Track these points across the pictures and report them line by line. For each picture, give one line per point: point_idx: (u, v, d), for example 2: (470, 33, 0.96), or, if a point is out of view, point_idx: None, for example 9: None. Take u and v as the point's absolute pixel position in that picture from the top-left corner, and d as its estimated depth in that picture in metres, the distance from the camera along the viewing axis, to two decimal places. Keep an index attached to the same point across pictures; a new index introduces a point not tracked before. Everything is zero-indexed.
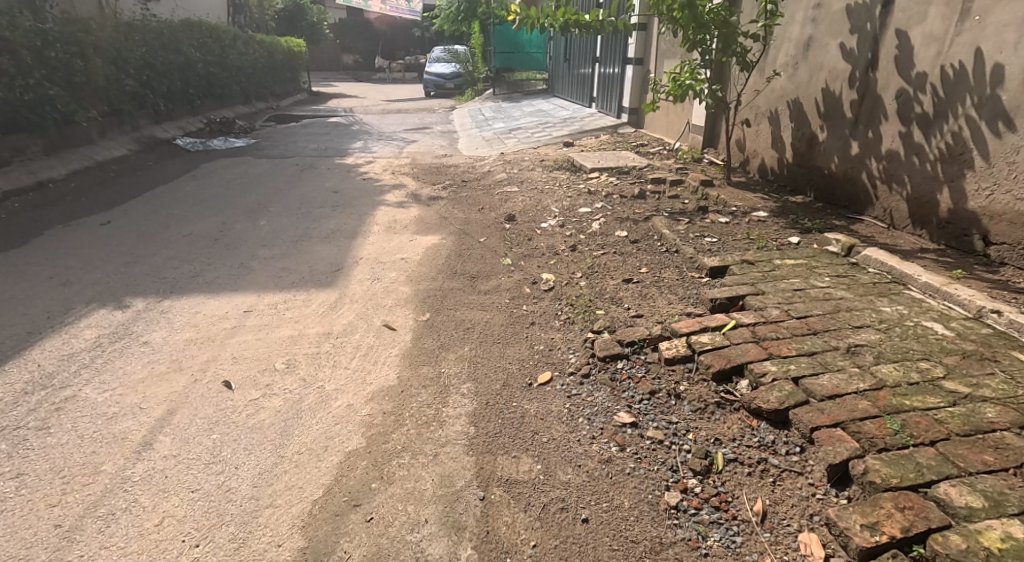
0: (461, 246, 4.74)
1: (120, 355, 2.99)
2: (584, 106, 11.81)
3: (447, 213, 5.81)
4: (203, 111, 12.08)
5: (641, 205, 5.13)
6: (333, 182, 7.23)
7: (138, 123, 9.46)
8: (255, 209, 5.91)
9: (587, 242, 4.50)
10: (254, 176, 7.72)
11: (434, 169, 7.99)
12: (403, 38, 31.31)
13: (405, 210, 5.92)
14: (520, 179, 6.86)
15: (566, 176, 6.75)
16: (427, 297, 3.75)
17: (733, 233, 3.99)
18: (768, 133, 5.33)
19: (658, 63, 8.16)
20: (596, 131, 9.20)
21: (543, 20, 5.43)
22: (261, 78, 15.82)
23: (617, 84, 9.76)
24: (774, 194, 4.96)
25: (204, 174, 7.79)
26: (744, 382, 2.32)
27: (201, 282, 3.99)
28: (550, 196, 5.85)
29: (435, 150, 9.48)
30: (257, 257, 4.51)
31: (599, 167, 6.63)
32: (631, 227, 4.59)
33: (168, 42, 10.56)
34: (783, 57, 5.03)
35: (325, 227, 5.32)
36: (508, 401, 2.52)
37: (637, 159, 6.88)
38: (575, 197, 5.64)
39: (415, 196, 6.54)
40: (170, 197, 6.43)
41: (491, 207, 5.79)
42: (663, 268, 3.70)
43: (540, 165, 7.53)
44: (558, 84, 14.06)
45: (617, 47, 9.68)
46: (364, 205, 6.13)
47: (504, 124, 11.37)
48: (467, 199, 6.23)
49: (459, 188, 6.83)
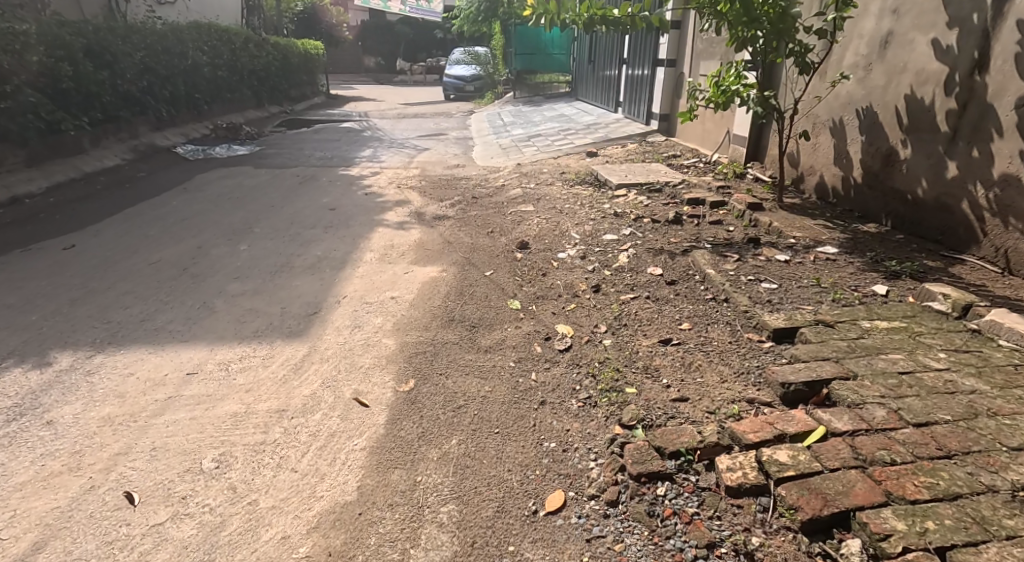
0: (463, 283, 4.05)
1: (9, 444, 2.31)
2: (609, 111, 11.03)
3: (452, 236, 5.13)
4: (210, 116, 11.59)
5: (677, 235, 4.37)
6: (333, 198, 6.60)
7: (137, 130, 8.98)
8: (241, 230, 5.29)
9: (613, 281, 3.77)
10: (251, 188, 7.14)
11: (444, 181, 7.32)
12: (423, 40, 30.86)
13: (405, 233, 5.26)
14: (536, 196, 6.15)
15: (589, 193, 6.01)
16: (415, 354, 3.06)
17: (798, 278, 3.20)
18: (830, 146, 4.53)
19: (693, 65, 7.38)
20: (622, 139, 8.43)
21: (565, 15, 4.62)
22: (275, 81, 15.35)
23: (645, 87, 8.99)
24: (840, 222, 4.14)
25: (198, 186, 7.22)
26: (855, 542, 1.54)
27: (151, 328, 3.34)
28: (570, 218, 5.12)
29: (447, 160, 8.82)
30: (226, 292, 3.85)
31: (626, 184, 5.87)
32: (666, 264, 3.84)
33: (173, 44, 10.09)
34: (852, 57, 4.22)
35: (313, 253, 4.67)
36: (502, 546, 1.80)
37: (669, 174, 6.11)
38: (599, 221, 4.91)
39: (419, 214, 5.88)
40: (151, 214, 5.84)
41: (502, 230, 5.09)
42: (711, 324, 2.94)
43: (560, 179, 6.81)
44: (582, 88, 13.31)
45: (647, 47, 8.91)
46: (361, 226, 5.48)
47: (524, 130, 10.66)
48: (475, 220, 5.54)
49: (469, 205, 6.14)
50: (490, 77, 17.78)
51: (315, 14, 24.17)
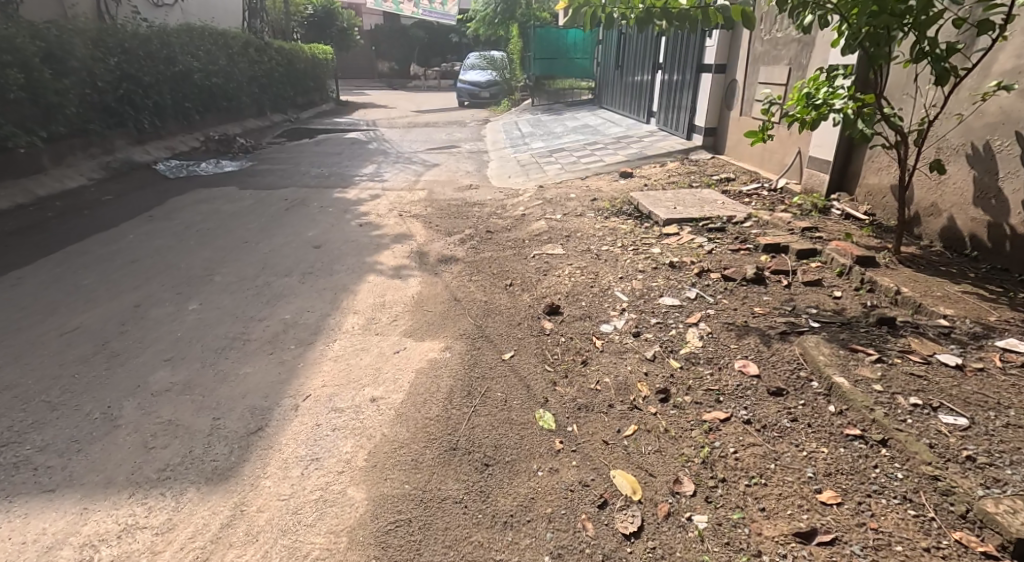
0: (472, 371, 2.95)
1: None
2: (640, 121, 9.91)
3: (460, 289, 4.05)
4: (203, 127, 10.67)
5: (765, 301, 3.24)
6: (320, 230, 5.55)
7: (113, 145, 8.02)
8: (196, 279, 4.23)
9: (686, 381, 2.65)
10: (228, 215, 6.12)
11: (453, 208, 6.24)
12: (438, 45, 29.93)
13: (402, 284, 4.20)
14: (565, 232, 5.05)
15: (629, 230, 4.92)
16: (394, 526, 1.97)
17: (996, 407, 2.07)
18: (967, 179, 3.37)
19: (751, 72, 6.24)
20: (661, 156, 7.33)
21: (613, 7, 3.47)
22: (278, 88, 14.40)
23: (686, 96, 7.85)
24: (998, 289, 2.99)
25: (167, 212, 6.20)
26: None
27: (11, 460, 2.26)
28: (612, 268, 4.03)
29: (458, 179, 7.74)
30: (145, 387, 2.77)
31: (677, 219, 4.77)
32: (759, 353, 2.71)
33: (158, 49, 9.15)
34: (1012, 59, 3.10)
35: (277, 318, 3.61)
36: None
37: (729, 206, 5.00)
38: (650, 275, 3.82)
39: (421, 255, 4.82)
40: (96, 253, 4.81)
41: (525, 285, 4.01)
42: (873, 496, 1.81)
43: (592, 208, 5.71)
44: (607, 95, 12.19)
45: (689, 49, 7.76)
46: (347, 274, 4.41)
47: (545, 143, 9.58)
48: (491, 267, 4.46)
49: (482, 241, 5.07)
50: (508, 82, 16.60)
51: (326, 17, 23.25)
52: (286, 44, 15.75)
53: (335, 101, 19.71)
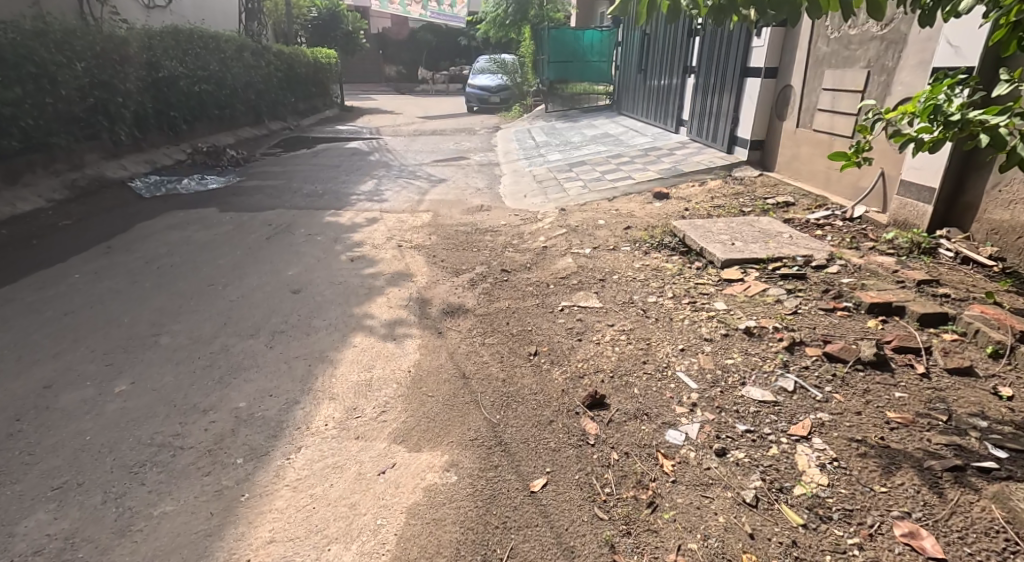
0: (488, 515, 2.05)
1: None
2: (668, 130, 8.98)
3: (469, 361, 3.16)
4: (191, 137, 9.85)
5: (898, 400, 2.30)
6: (304, 267, 4.68)
7: (81, 159, 7.20)
8: (137, 341, 3.35)
9: (817, 556, 1.74)
10: (198, 246, 5.25)
11: (461, 238, 5.34)
12: (447, 48, 29.11)
13: (397, 351, 3.30)
14: (598, 273, 4.14)
15: (678, 273, 4.00)
16: None
17: None
18: None
19: (812, 76, 5.31)
20: (699, 173, 6.41)
21: None
22: (277, 94, 13.61)
23: (726, 103, 6.91)
24: None
25: (127, 241, 5.33)
26: None
27: None
28: (668, 334, 3.11)
29: (467, 198, 6.85)
30: (5, 545, 1.95)
31: (739, 261, 3.86)
32: (925, 506, 1.81)
33: (139, 53, 8.34)
34: None
35: (227, 409, 2.71)
36: None
37: (800, 243, 4.07)
38: (720, 348, 2.91)
39: (422, 304, 3.92)
40: (25, 302, 3.95)
41: (555, 355, 3.10)
42: None
43: (626, 240, 4.80)
44: (628, 101, 11.28)
45: (730, 50, 6.82)
46: (329, 334, 3.52)
47: (563, 154, 8.68)
48: (508, 323, 3.56)
49: (496, 285, 4.17)
50: (519, 87, 15.73)
51: (331, 18, 22.46)
52: (285, 47, 14.90)
53: (339, 106, 18.86)
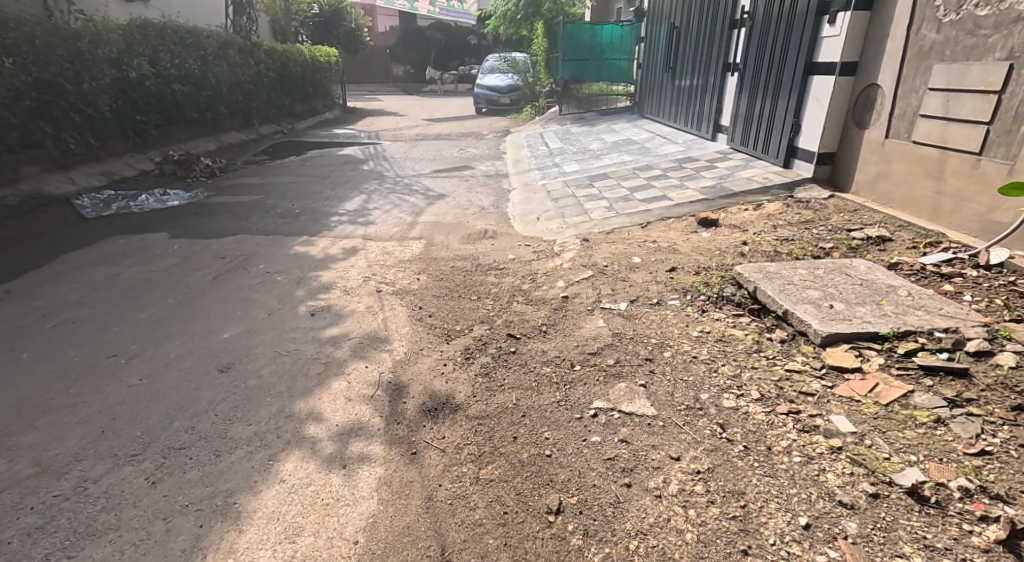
0: None
1: None
2: (703, 136, 7.74)
3: (453, 521, 1.99)
4: (162, 143, 8.79)
5: None
6: (246, 324, 3.53)
7: (15, 172, 6.15)
8: None
9: None
10: (122, 289, 4.13)
11: (457, 279, 4.18)
12: (457, 46, 27.91)
13: (342, 492, 2.14)
14: (642, 346, 2.96)
15: (758, 348, 2.80)
16: None
17: None
18: None
19: (913, 71, 4.09)
20: (751, 192, 5.21)
21: None
22: (269, 96, 12.54)
23: (783, 105, 5.66)
24: None
25: (35, 282, 4.23)
26: None
27: None
28: (770, 487, 1.93)
29: (469, 220, 5.68)
30: None
31: (848, 338, 2.66)
32: None
33: (98, 49, 7.29)
34: None
35: None
36: None
37: (930, 306, 2.87)
38: (875, 527, 1.77)
39: (395, 394, 2.75)
40: None
41: (591, 520, 1.93)
42: None
43: (674, 288, 3.60)
44: (652, 103, 10.07)
45: (790, 40, 5.56)
46: (249, 451, 2.37)
47: (582, 164, 7.49)
48: (516, 436, 2.38)
49: (499, 361, 2.99)
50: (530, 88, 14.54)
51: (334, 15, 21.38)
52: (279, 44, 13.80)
53: (340, 107, 17.75)
